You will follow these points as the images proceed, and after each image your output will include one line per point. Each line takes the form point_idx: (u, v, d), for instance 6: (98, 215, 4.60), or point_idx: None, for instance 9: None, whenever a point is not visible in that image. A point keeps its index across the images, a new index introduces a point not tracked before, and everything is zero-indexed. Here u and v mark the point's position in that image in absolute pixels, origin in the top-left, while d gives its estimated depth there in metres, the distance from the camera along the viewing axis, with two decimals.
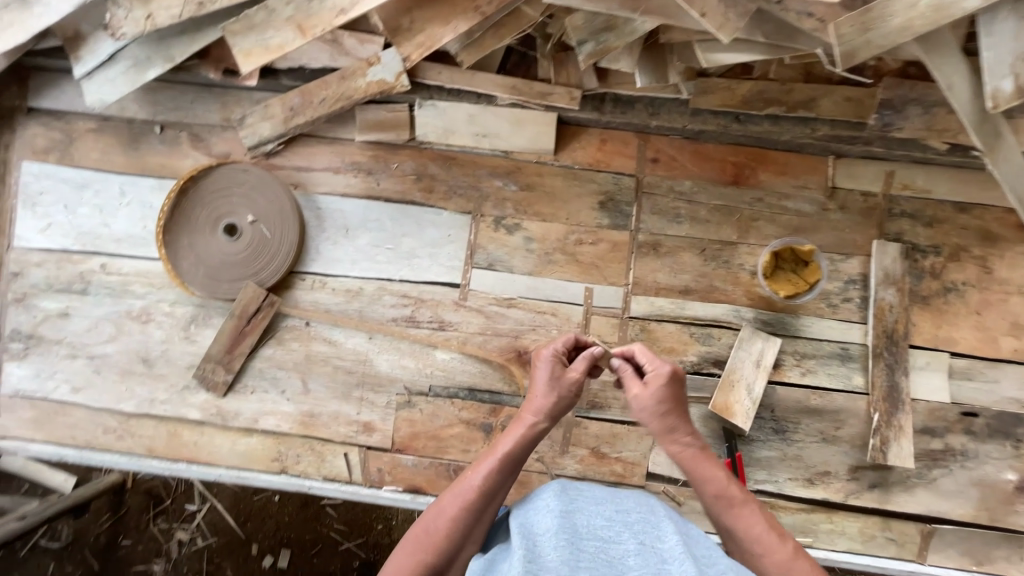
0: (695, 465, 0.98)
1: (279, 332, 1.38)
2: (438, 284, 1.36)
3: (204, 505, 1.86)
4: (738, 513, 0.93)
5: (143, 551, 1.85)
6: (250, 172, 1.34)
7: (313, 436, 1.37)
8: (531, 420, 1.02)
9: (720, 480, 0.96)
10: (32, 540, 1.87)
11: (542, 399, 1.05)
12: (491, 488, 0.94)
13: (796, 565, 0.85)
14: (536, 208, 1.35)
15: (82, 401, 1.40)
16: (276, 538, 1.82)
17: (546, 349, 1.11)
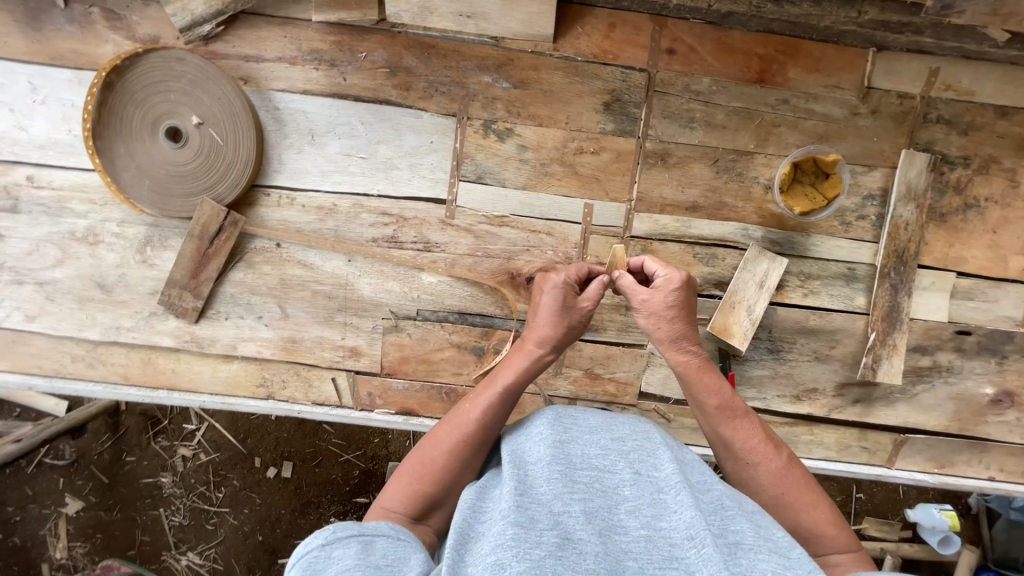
0: (698, 376, 0.97)
1: (247, 254, 1.25)
2: (420, 200, 1.22)
3: (202, 425, 1.87)
4: (739, 424, 0.93)
5: (149, 466, 1.88)
6: (187, 62, 1.11)
7: (298, 362, 1.31)
8: (536, 351, 0.98)
9: (723, 393, 0.95)
10: (37, 459, 1.88)
11: (549, 329, 1.00)
12: (492, 422, 0.90)
13: (787, 472, 0.89)
14: (531, 109, 1.17)
15: (41, 330, 1.29)
16: (278, 451, 1.86)
17: (555, 277, 1.05)
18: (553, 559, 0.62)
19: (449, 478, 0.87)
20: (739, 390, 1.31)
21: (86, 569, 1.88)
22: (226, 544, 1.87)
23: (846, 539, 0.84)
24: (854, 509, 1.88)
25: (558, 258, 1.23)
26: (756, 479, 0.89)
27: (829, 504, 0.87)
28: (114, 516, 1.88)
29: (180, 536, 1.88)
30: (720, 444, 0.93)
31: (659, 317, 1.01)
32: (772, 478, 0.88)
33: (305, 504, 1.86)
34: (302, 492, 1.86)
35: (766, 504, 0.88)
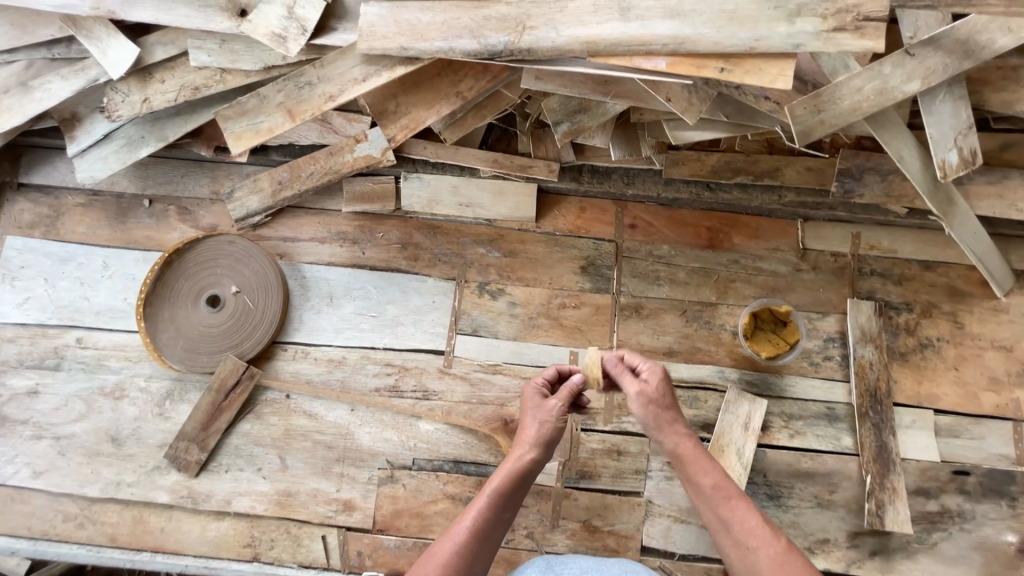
0: (694, 457, 1.05)
1: (257, 406, 1.34)
2: (422, 351, 1.35)
3: None
4: (732, 507, 0.98)
5: None
6: (236, 244, 1.35)
7: (289, 518, 1.30)
8: (521, 453, 1.07)
9: (716, 474, 1.02)
10: None
11: (531, 432, 1.08)
12: (485, 530, 0.99)
13: (788, 555, 0.90)
14: (520, 273, 1.38)
15: (42, 486, 1.32)
16: None
17: (529, 385, 1.15)
18: None
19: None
20: None
21: None
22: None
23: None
24: None
25: None
26: (753, 562, 0.91)
27: None
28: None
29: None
30: (717, 526, 0.98)
31: (648, 403, 1.08)
32: (769, 561, 0.90)
33: None
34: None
35: None
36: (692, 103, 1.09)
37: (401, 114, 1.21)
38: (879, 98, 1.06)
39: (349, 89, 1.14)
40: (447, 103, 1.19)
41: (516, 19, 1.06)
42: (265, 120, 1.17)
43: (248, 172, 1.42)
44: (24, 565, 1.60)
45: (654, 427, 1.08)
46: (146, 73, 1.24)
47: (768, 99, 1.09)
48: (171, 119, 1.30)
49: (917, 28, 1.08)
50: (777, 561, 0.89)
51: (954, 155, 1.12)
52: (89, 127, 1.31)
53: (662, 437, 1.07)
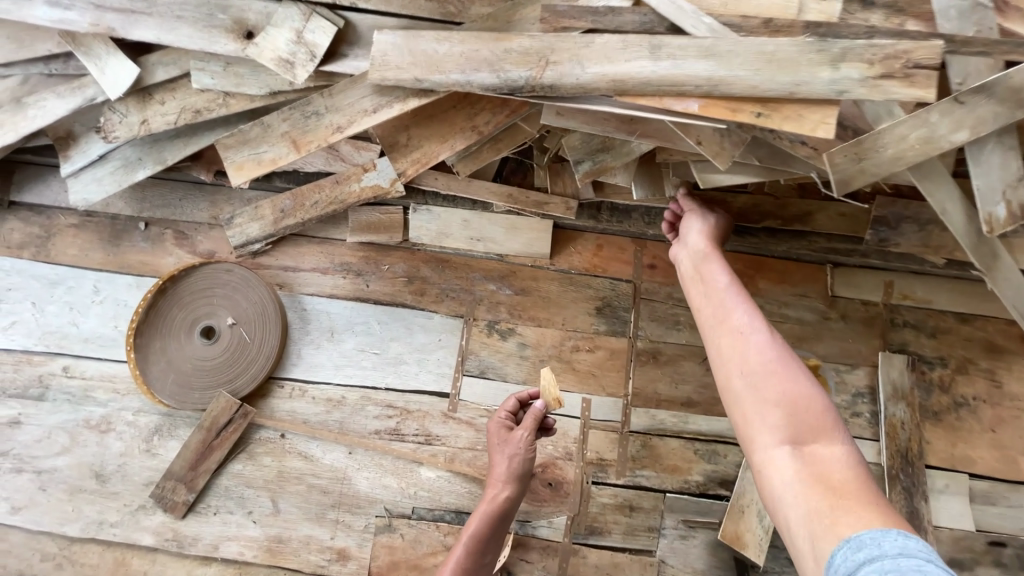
0: (714, 267, 1.01)
1: (250, 445, 1.27)
2: (425, 392, 1.28)
3: None
4: (743, 302, 0.93)
5: None
6: (233, 272, 1.28)
7: (280, 566, 1.23)
8: (494, 493, 1.10)
9: (729, 277, 0.98)
10: None
11: (501, 469, 1.10)
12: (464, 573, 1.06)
13: (792, 379, 0.82)
14: (531, 312, 1.31)
15: (20, 523, 1.25)
16: None
17: (492, 421, 1.15)
18: None
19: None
20: None
21: None
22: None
23: (879, 512, 0.64)
24: None
25: (558, 454, 1.24)
26: (754, 370, 0.84)
27: (845, 453, 0.74)
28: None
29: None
30: (715, 318, 0.94)
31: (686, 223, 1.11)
32: (766, 363, 0.84)
33: None
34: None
35: (754, 372, 0.84)
36: (725, 148, 1.03)
37: (412, 147, 1.15)
38: (926, 148, 0.98)
39: (358, 120, 1.08)
40: (462, 137, 1.12)
41: (539, 53, 0.99)
42: (269, 149, 1.11)
43: (251, 196, 1.35)
44: None
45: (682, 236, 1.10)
46: (145, 93, 1.17)
47: (805, 144, 1.01)
48: (170, 141, 1.24)
49: (967, 75, 0.97)
50: (774, 371, 0.83)
51: (1002, 210, 1.03)
52: (84, 147, 1.25)
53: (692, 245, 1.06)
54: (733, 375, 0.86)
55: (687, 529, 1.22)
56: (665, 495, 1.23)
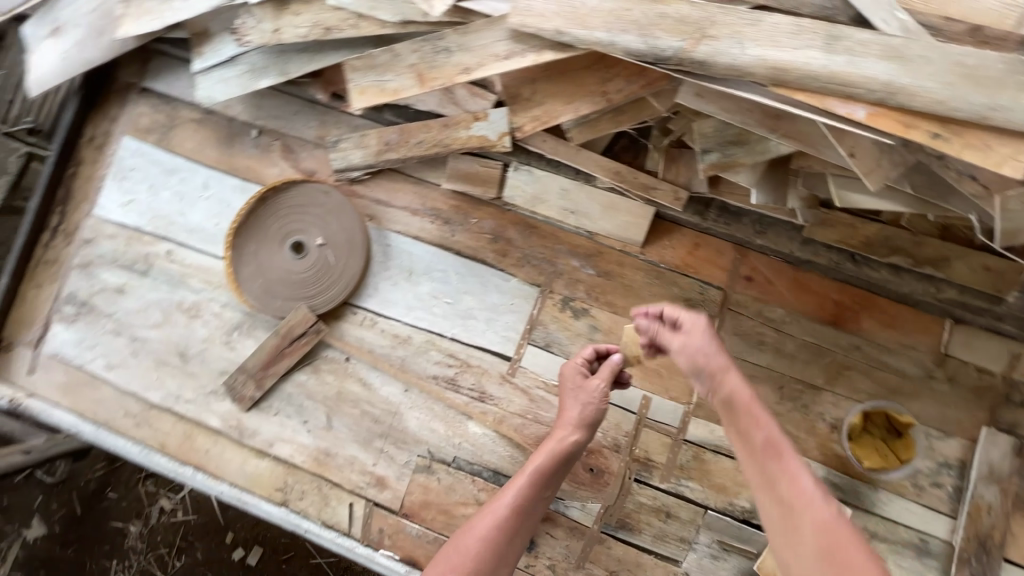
0: (744, 406, 0.89)
1: (317, 361, 1.33)
2: (488, 351, 1.28)
3: (179, 495, 2.18)
4: (779, 462, 0.82)
5: (126, 509, 2.22)
6: (331, 196, 1.32)
7: (323, 477, 1.31)
8: (563, 434, 1.10)
9: (768, 426, 0.86)
10: (30, 472, 2.23)
11: (574, 414, 1.11)
12: (527, 502, 1.05)
13: (855, 553, 0.72)
14: (610, 297, 1.27)
15: (112, 379, 1.40)
16: (251, 536, 2.20)
17: (569, 365, 1.14)
18: None
19: (496, 537, 1.01)
20: None
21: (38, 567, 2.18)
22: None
23: None
24: None
25: (605, 442, 1.23)
26: (806, 556, 0.75)
27: None
28: (66, 554, 2.21)
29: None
30: (760, 481, 0.83)
31: (690, 355, 0.96)
32: (818, 538, 0.75)
33: None
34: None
35: (807, 552, 0.75)
36: (880, 166, 0.92)
37: (535, 102, 1.12)
38: None
39: (487, 65, 1.04)
40: (589, 102, 1.07)
41: (697, 24, 0.91)
42: (393, 79, 1.10)
43: (358, 124, 1.37)
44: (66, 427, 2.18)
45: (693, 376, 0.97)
46: (283, 2, 1.18)
47: (974, 180, 0.88)
48: (297, 55, 1.26)
49: None
50: (833, 552, 0.73)
51: None
52: (217, 46, 1.29)
53: (715, 384, 0.93)
54: (789, 561, 0.77)
55: (720, 550, 1.19)
56: (705, 511, 1.20)
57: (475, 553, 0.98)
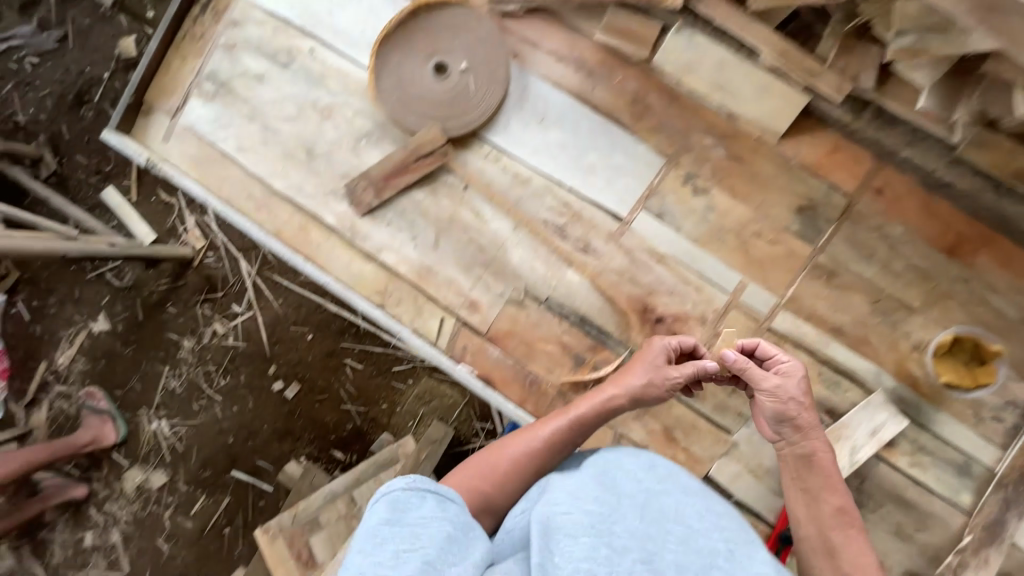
0: (824, 471, 0.99)
1: (436, 183, 1.40)
2: (601, 209, 1.33)
3: (247, 313, 2.24)
4: (853, 537, 0.93)
5: (182, 324, 2.25)
6: (483, 25, 1.33)
7: (422, 289, 1.41)
8: (612, 394, 1.07)
9: (846, 501, 0.97)
10: (99, 270, 2.26)
11: (633, 382, 1.09)
12: (558, 440, 1.01)
13: None
14: (733, 182, 1.29)
15: (240, 161, 1.47)
16: (293, 370, 2.22)
17: (658, 341, 1.14)
18: None
19: (522, 464, 0.99)
20: None
21: (75, 383, 2.25)
22: (198, 429, 2.21)
23: None
24: None
25: (693, 314, 1.30)
26: None
27: None
28: (124, 351, 2.24)
29: (165, 400, 2.23)
30: (822, 544, 0.94)
31: (779, 400, 1.03)
32: None
33: (287, 431, 2.20)
34: (291, 418, 2.21)
35: None
36: None
37: None
38: None
39: None
40: None
41: None
42: None
43: None
44: (151, 237, 2.27)
45: (773, 422, 1.04)
46: None
47: None
48: None
49: None
50: None
51: None
52: None
53: (796, 438, 1.02)
54: None
55: None
56: None
57: (498, 473, 0.98)
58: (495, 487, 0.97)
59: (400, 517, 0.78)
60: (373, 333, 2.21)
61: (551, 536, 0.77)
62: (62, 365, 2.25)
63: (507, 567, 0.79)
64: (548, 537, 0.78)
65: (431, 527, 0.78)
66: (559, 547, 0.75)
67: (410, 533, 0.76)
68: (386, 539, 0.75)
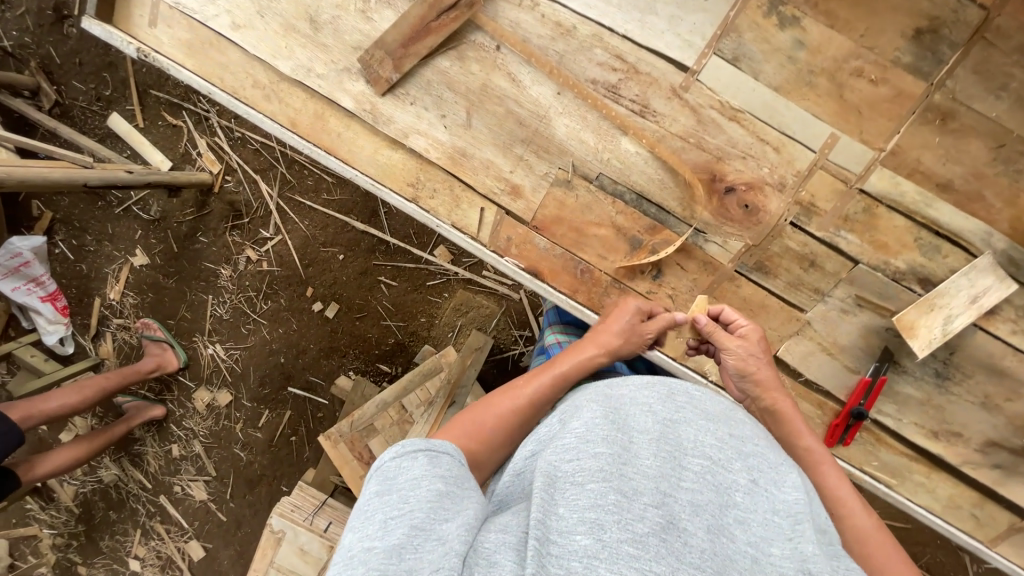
0: (792, 419, 1.02)
1: (463, 45, 1.21)
2: (662, 58, 1.13)
3: (276, 237, 2.20)
4: (829, 472, 0.96)
5: (215, 254, 2.23)
6: None
7: (457, 177, 1.26)
8: (595, 352, 1.04)
9: (817, 442, 1.00)
10: (126, 205, 2.23)
11: (611, 338, 1.07)
12: (543, 399, 0.98)
13: (878, 532, 0.89)
14: (830, 5, 1.06)
15: (237, 41, 1.29)
16: (330, 291, 2.20)
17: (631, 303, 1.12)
18: (655, 538, 0.61)
19: (503, 420, 0.95)
20: (878, 400, 1.21)
21: (129, 317, 2.26)
22: (250, 351, 2.25)
23: None
24: None
25: (769, 180, 1.14)
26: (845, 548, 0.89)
27: None
28: (168, 283, 2.25)
29: (214, 326, 2.26)
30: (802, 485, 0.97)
31: (744, 359, 1.06)
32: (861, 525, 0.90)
33: (332, 348, 2.22)
34: (334, 336, 2.21)
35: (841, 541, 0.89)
36: None
37: None
38: None
39: None
40: None
41: None
42: None
43: None
44: (167, 163, 2.16)
45: (737, 379, 1.07)
46: None
47: None
48: None
49: None
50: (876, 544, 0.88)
51: None
52: None
53: (758, 393, 1.04)
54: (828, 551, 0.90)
55: (852, 306, 1.18)
56: (855, 265, 1.15)
57: (477, 430, 0.93)
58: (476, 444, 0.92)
59: (391, 484, 0.71)
60: (403, 250, 2.17)
61: (555, 485, 0.68)
62: (113, 302, 2.26)
63: (503, 520, 0.69)
64: (553, 485, 0.68)
65: (420, 486, 0.70)
66: (564, 496, 0.65)
67: (399, 497, 0.69)
68: (374, 512, 0.68)
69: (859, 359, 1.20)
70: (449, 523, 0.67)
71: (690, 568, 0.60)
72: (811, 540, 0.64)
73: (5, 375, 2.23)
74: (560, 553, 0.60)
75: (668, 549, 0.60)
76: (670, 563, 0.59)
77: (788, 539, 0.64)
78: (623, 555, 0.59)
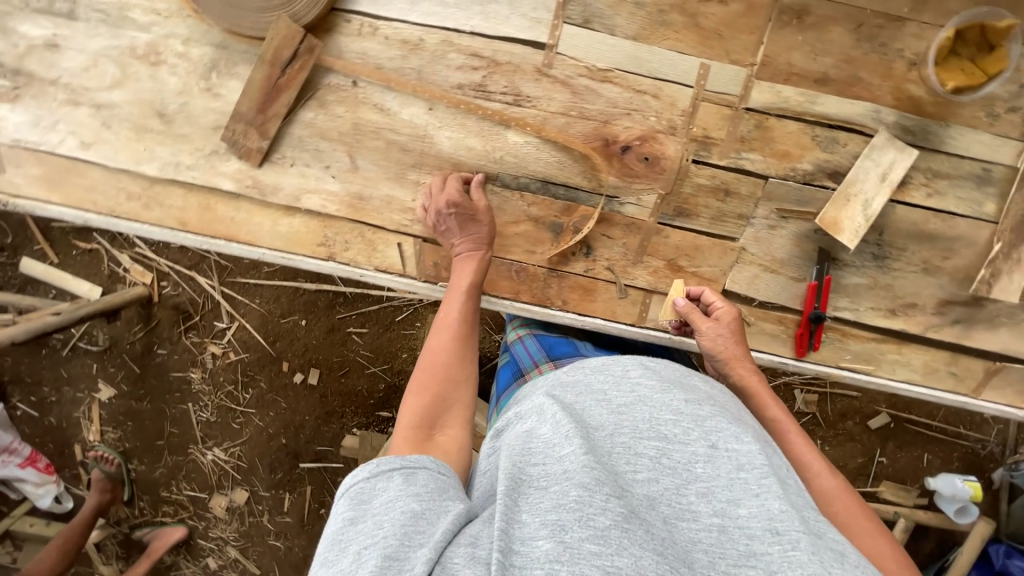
0: (757, 392, 1.01)
1: (319, 92, 1.16)
2: (517, 43, 1.11)
3: (233, 324, 2.12)
4: (796, 439, 0.95)
5: (179, 360, 2.14)
6: None
7: (363, 222, 1.22)
8: (472, 253, 1.13)
9: (782, 412, 0.98)
10: (71, 343, 2.13)
11: (469, 233, 1.13)
12: (466, 312, 1.06)
13: (842, 492, 0.88)
14: None
15: (94, 160, 1.21)
16: (305, 358, 2.14)
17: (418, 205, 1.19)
18: (618, 530, 0.61)
19: (449, 347, 1.00)
20: (832, 298, 1.23)
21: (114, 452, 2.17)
22: (250, 443, 2.17)
23: None
24: (874, 471, 1.98)
25: (660, 128, 1.14)
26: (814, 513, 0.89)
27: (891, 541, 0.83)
28: (143, 405, 2.16)
29: (205, 432, 2.17)
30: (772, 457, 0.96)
31: (717, 343, 1.05)
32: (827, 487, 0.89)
33: (328, 412, 2.16)
34: (325, 400, 2.16)
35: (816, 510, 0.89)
36: None
37: None
38: None
39: None
40: None
41: None
42: None
43: None
44: (95, 287, 2.04)
45: (710, 361, 1.07)
46: None
47: None
48: None
49: None
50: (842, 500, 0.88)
51: None
52: None
53: (727, 368, 1.04)
54: None
55: (778, 220, 1.19)
56: (766, 181, 1.16)
57: (432, 372, 0.96)
58: (436, 380, 0.96)
59: (363, 509, 0.71)
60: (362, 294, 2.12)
61: (520, 490, 0.68)
62: (94, 443, 2.16)
63: (474, 530, 0.68)
64: (517, 490, 0.68)
65: (392, 509, 0.70)
66: (528, 501, 0.66)
67: (373, 523, 0.69)
68: (348, 543, 0.68)
69: (802, 266, 1.22)
70: (421, 548, 0.66)
71: (654, 554, 0.60)
72: (777, 496, 0.64)
73: (13, 551, 2.14)
74: (525, 564, 0.60)
75: (631, 538, 0.60)
76: (635, 553, 0.59)
77: (754, 497, 0.64)
78: (584, 554, 0.59)
